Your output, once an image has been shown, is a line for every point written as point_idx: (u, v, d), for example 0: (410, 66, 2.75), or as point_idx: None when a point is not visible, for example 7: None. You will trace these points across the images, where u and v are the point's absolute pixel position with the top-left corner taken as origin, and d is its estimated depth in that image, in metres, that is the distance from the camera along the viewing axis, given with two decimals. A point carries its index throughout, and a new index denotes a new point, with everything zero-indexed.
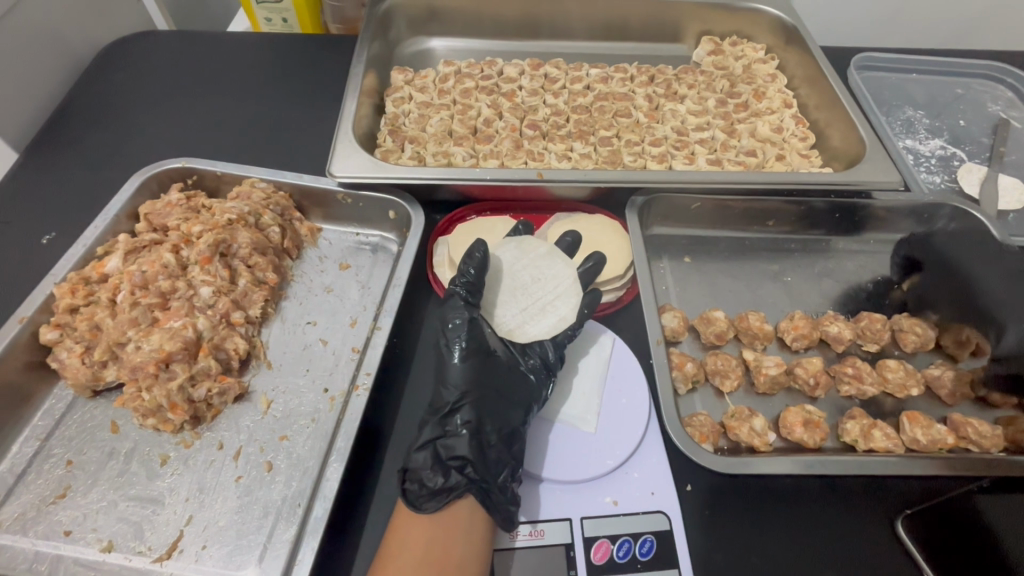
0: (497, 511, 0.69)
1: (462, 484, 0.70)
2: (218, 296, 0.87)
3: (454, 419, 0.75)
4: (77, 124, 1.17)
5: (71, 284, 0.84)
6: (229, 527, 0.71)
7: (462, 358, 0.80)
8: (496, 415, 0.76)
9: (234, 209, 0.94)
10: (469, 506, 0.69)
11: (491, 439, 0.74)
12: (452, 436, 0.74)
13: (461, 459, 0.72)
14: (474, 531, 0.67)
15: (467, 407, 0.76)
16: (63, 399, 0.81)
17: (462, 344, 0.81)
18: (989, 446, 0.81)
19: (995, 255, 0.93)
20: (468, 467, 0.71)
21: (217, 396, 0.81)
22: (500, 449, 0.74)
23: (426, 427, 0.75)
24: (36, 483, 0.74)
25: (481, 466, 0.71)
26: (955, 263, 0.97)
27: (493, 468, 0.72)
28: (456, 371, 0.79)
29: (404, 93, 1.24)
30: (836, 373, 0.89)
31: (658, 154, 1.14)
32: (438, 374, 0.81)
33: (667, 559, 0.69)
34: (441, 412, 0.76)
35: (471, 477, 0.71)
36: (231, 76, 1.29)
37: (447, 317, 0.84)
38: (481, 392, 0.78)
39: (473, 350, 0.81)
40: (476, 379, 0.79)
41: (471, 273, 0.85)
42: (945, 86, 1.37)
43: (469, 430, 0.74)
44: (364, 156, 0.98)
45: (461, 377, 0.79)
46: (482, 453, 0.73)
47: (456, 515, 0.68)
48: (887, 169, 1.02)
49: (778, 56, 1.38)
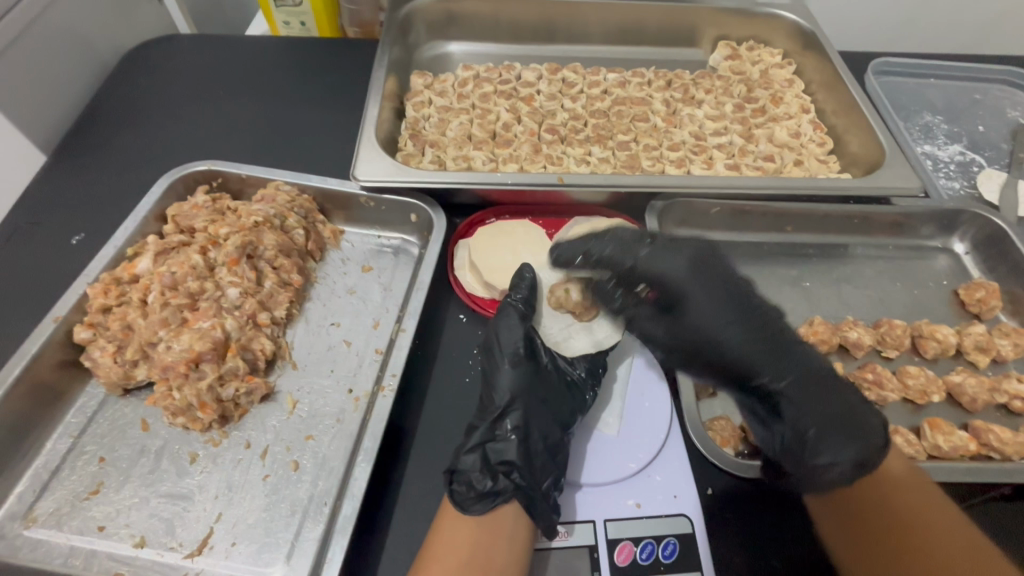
0: (541, 519, 0.69)
1: (509, 489, 0.71)
2: (245, 297, 0.89)
3: (504, 423, 0.76)
4: (105, 127, 1.19)
5: (104, 284, 0.86)
6: (258, 525, 0.72)
7: (511, 363, 0.81)
8: (543, 423, 0.77)
9: (260, 212, 0.96)
10: (514, 511, 0.70)
11: (537, 446, 0.74)
12: (502, 440, 0.74)
13: (508, 464, 0.72)
14: (516, 537, 0.68)
15: (516, 413, 0.76)
16: (94, 397, 0.83)
17: (514, 351, 0.81)
18: (1011, 454, 0.80)
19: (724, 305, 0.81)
20: (514, 472, 0.72)
21: (245, 396, 0.82)
22: (546, 457, 0.74)
23: (475, 430, 0.76)
24: (70, 479, 0.75)
25: (528, 473, 0.72)
26: (706, 312, 0.81)
27: (539, 475, 0.72)
28: (506, 376, 0.79)
29: (424, 97, 1.25)
30: (856, 378, 0.89)
31: (675, 159, 1.15)
32: (487, 378, 0.81)
33: (691, 563, 0.70)
34: (490, 416, 0.76)
35: (517, 483, 0.71)
36: (253, 79, 1.31)
37: (500, 323, 0.85)
38: (531, 399, 0.78)
39: (522, 357, 0.81)
40: (526, 387, 0.79)
41: (523, 293, 0.88)
42: (963, 92, 1.36)
43: (519, 437, 0.74)
44: (387, 161, 1.00)
45: (512, 382, 0.79)
46: (528, 460, 0.73)
47: (501, 519, 0.69)
48: (906, 176, 1.03)
49: (795, 60, 1.38)
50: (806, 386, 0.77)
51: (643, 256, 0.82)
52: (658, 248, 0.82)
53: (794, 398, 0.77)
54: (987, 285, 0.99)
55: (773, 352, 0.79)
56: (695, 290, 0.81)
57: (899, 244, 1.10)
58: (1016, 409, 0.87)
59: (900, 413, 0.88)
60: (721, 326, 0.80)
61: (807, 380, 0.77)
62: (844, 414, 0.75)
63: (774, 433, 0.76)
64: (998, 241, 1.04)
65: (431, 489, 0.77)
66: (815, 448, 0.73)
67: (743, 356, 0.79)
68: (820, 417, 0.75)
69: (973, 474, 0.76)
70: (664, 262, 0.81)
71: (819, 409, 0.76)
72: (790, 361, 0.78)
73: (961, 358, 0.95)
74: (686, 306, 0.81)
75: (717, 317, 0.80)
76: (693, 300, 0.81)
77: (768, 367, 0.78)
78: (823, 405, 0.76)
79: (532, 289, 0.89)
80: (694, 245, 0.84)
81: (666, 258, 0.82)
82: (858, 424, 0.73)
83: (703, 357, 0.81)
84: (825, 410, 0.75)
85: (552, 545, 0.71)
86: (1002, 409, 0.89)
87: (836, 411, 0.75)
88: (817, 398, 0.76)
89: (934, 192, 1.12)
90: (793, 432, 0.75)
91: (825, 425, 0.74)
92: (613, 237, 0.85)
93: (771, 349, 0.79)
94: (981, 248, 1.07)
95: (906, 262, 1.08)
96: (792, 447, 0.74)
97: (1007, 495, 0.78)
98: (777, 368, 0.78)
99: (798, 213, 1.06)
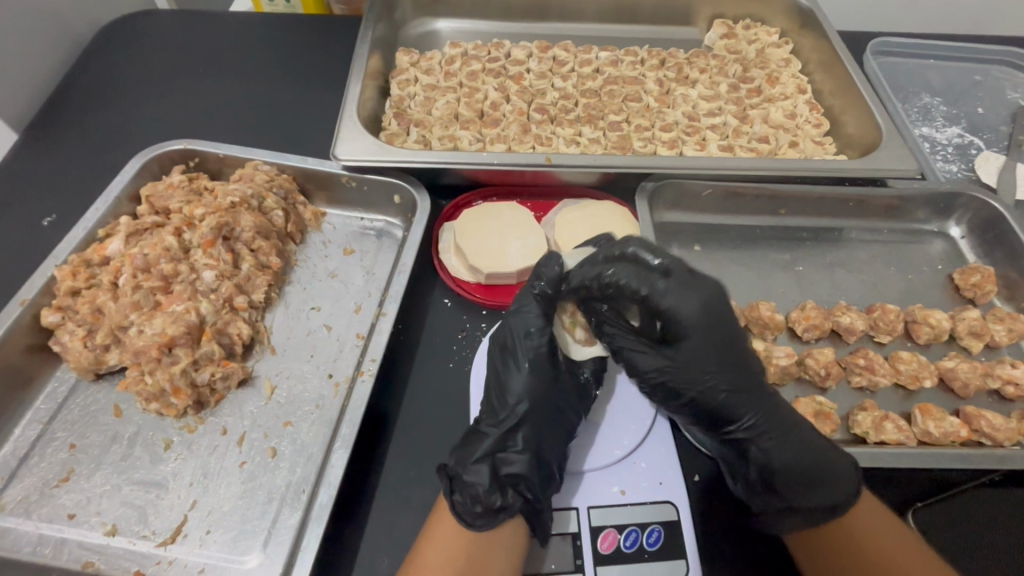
0: (540, 530, 0.68)
1: (516, 504, 0.68)
2: (221, 280, 0.86)
3: (519, 436, 0.73)
4: (79, 104, 1.15)
5: (72, 266, 0.83)
6: (234, 512, 0.71)
7: (530, 373, 0.77)
8: (555, 435, 0.73)
9: (236, 192, 0.92)
10: (514, 528, 0.68)
11: (547, 454, 0.71)
12: (513, 452, 0.72)
13: (516, 477, 0.69)
14: (518, 549, 0.66)
15: (530, 428, 0.73)
16: (65, 382, 0.81)
17: (532, 358, 0.78)
18: (1002, 439, 0.79)
19: (729, 357, 0.71)
20: (523, 485, 0.69)
21: (221, 381, 0.80)
22: (553, 468, 0.70)
23: (485, 439, 0.72)
24: (39, 467, 0.73)
25: (537, 485, 0.68)
26: (702, 360, 0.71)
27: (547, 486, 0.69)
28: (521, 384, 0.76)
29: (410, 75, 1.21)
30: (847, 364, 0.88)
31: (668, 140, 1.12)
32: (498, 383, 0.77)
33: (675, 550, 0.69)
34: (503, 425, 0.74)
35: (525, 496, 0.68)
36: (233, 56, 1.27)
37: (516, 321, 0.80)
38: (547, 409, 0.75)
39: (540, 363, 0.78)
40: (542, 395, 0.76)
41: (548, 285, 0.80)
42: (963, 73, 1.33)
43: (531, 449, 0.71)
44: (369, 139, 0.96)
45: (525, 392, 0.76)
46: (538, 473, 0.69)
47: (501, 534, 0.67)
48: (903, 157, 1.00)
49: (792, 40, 1.34)
50: (776, 430, 0.71)
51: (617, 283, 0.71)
52: (645, 290, 0.70)
53: (765, 446, 0.71)
54: (983, 269, 0.97)
55: (752, 396, 0.71)
56: (700, 339, 0.70)
57: (894, 227, 1.08)
58: (1009, 395, 0.86)
59: (891, 398, 0.87)
60: (713, 371, 0.71)
61: (781, 423, 0.71)
62: (813, 468, 0.68)
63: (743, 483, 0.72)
64: (995, 225, 1.02)
65: (412, 476, 0.75)
66: (768, 493, 0.70)
67: (716, 400, 0.72)
68: (786, 469, 0.70)
69: (964, 461, 0.75)
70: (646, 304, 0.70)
71: (787, 457, 0.70)
72: (767, 412, 0.71)
73: (954, 343, 0.94)
74: (685, 345, 0.71)
75: (710, 363, 0.71)
76: (692, 347, 0.71)
77: (741, 414, 0.71)
78: (791, 454, 0.70)
79: (562, 282, 0.80)
80: (711, 284, 0.70)
81: (680, 295, 0.69)
82: (818, 474, 0.68)
83: (693, 392, 0.73)
84: (797, 457, 0.70)
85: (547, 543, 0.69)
86: (995, 394, 0.88)
87: (808, 457, 0.69)
88: (787, 446, 0.70)
89: (930, 174, 1.09)
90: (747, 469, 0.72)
91: (792, 475, 0.70)
92: (622, 261, 0.72)
93: (750, 395, 0.71)
94: (977, 231, 1.05)
95: (900, 246, 1.06)
96: (747, 489, 0.71)
97: (997, 481, 0.77)
98: (750, 416, 0.71)
99: (791, 196, 1.04)
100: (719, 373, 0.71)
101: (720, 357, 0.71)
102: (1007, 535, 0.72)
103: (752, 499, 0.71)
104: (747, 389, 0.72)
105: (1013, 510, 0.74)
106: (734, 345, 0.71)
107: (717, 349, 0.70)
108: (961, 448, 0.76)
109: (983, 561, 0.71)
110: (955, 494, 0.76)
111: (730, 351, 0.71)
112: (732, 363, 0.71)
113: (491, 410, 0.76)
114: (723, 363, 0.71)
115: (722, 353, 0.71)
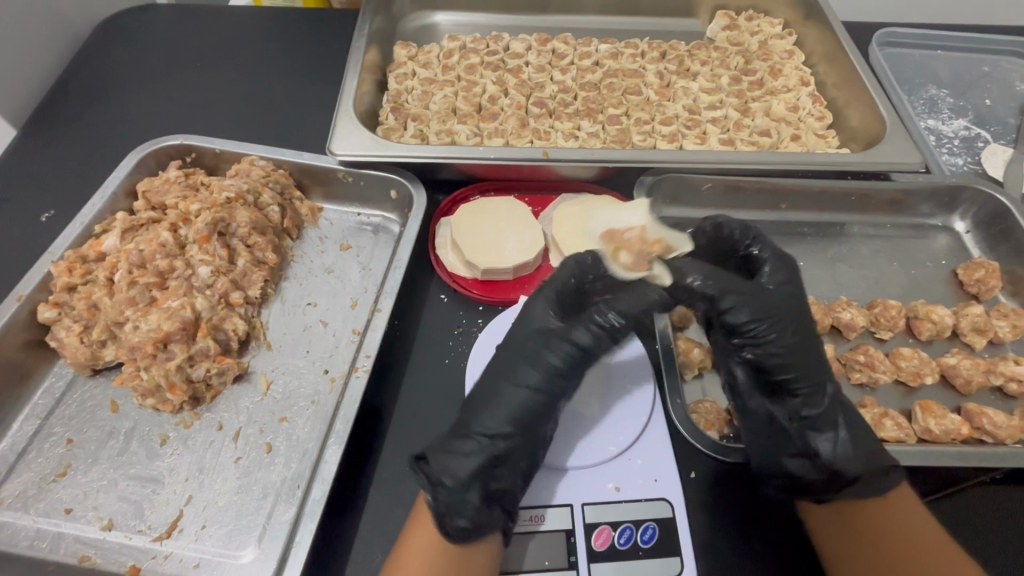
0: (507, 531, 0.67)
1: (498, 518, 0.66)
2: (217, 276, 0.86)
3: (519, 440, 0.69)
4: (77, 99, 1.15)
5: (68, 262, 0.84)
6: (229, 508, 0.71)
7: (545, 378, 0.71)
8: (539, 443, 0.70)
9: (232, 187, 0.92)
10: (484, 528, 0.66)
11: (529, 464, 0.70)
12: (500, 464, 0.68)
13: (500, 491, 0.67)
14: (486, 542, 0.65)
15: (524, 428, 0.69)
16: (62, 377, 0.81)
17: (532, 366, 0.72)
18: (1004, 437, 0.78)
19: (803, 327, 0.74)
20: (506, 498, 0.67)
21: (216, 376, 0.80)
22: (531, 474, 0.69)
23: (479, 435, 0.69)
24: (36, 461, 0.74)
25: (515, 497, 0.68)
26: (790, 320, 0.73)
27: (520, 494, 0.69)
28: (516, 390, 0.71)
29: (408, 69, 1.21)
30: (847, 360, 0.87)
31: (668, 134, 1.11)
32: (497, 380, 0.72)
33: (669, 547, 0.68)
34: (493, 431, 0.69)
35: (506, 509, 0.67)
36: (231, 50, 1.26)
37: (536, 312, 0.76)
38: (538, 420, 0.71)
39: (541, 373, 0.72)
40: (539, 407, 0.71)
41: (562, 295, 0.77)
42: (971, 63, 1.31)
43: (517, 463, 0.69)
44: (364, 134, 0.96)
45: (539, 392, 0.71)
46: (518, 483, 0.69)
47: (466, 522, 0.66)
48: (907, 151, 0.99)
49: (796, 31, 1.32)
50: (837, 407, 0.73)
51: (766, 257, 0.77)
52: (771, 260, 0.77)
53: (827, 418, 0.72)
54: (987, 265, 0.96)
55: (820, 366, 0.74)
56: (789, 300, 0.74)
57: (897, 222, 1.07)
58: (1011, 392, 0.85)
59: (891, 395, 0.86)
60: (799, 335, 0.73)
61: (841, 403, 0.73)
62: (864, 440, 0.71)
63: (800, 458, 0.71)
64: (1001, 219, 1.01)
65: (406, 471, 0.75)
66: (848, 452, 0.69)
67: (802, 353, 0.73)
68: (852, 428, 0.71)
69: (965, 459, 0.74)
70: (770, 275, 0.76)
71: (850, 416, 0.72)
72: (827, 390, 0.73)
73: (957, 339, 0.92)
74: (785, 304, 0.74)
75: (795, 330, 0.73)
76: (783, 308, 0.74)
77: (816, 370, 0.73)
78: (852, 415, 0.73)
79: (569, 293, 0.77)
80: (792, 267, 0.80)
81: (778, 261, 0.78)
82: (876, 452, 0.70)
83: (790, 341, 0.73)
84: (853, 429, 0.72)
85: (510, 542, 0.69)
86: (997, 391, 0.86)
87: (862, 437, 0.71)
88: (845, 417, 0.72)
89: (934, 168, 1.08)
90: (816, 425, 0.72)
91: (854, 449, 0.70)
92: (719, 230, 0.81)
93: (819, 370, 0.74)
94: (982, 226, 1.04)
95: (902, 240, 1.05)
96: (819, 446, 0.71)
97: (998, 479, 0.76)
98: (819, 384, 0.73)
99: (792, 190, 1.03)
100: (799, 340, 0.73)
101: (799, 323, 0.74)
102: (1006, 533, 0.71)
103: (832, 460, 0.69)
104: (814, 360, 0.74)
105: (1015, 508, 0.73)
106: (801, 316, 0.75)
107: (801, 312, 0.74)
108: (961, 447, 0.75)
109: (983, 559, 0.70)
110: (955, 491, 0.75)
111: (799, 322, 0.74)
112: (805, 333, 0.74)
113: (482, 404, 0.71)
114: (802, 326, 0.74)
115: (802, 318, 0.75)
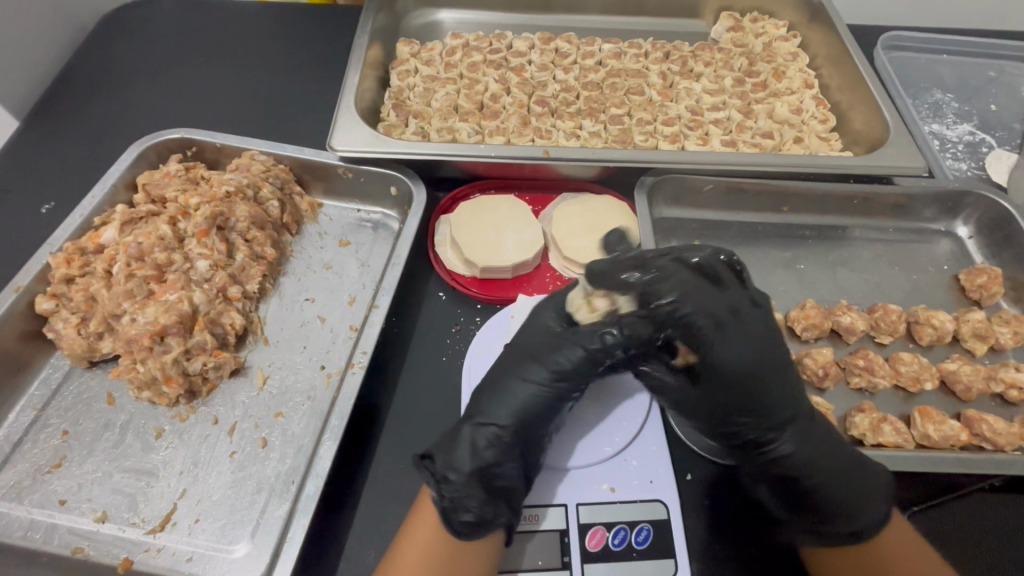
0: (454, 509, 0.64)
1: (439, 485, 0.65)
2: (215, 270, 0.86)
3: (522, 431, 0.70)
4: (79, 92, 1.15)
5: (67, 254, 0.84)
6: (222, 502, 0.71)
7: (551, 376, 0.73)
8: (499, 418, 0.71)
9: (232, 182, 0.92)
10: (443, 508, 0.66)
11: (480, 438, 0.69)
12: (464, 434, 0.70)
13: (451, 456, 0.67)
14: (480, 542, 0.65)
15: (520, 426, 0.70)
16: (59, 369, 0.81)
17: (511, 361, 0.76)
18: (1003, 444, 0.77)
19: (761, 373, 0.67)
20: (454, 464, 0.67)
21: (213, 370, 0.80)
22: (482, 449, 0.68)
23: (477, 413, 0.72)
24: (32, 452, 0.74)
25: (460, 469, 0.66)
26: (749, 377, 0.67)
27: (461, 463, 0.67)
28: (497, 381, 0.75)
29: (410, 66, 1.20)
30: (846, 364, 0.86)
31: (670, 135, 1.11)
32: (504, 379, 0.75)
33: (665, 550, 0.68)
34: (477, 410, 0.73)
35: (448, 480, 0.66)
36: (233, 45, 1.26)
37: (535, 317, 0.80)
38: (501, 404, 0.72)
39: (516, 363, 0.75)
40: (504, 395, 0.73)
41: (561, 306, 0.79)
42: (978, 68, 1.30)
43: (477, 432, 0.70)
44: (365, 130, 0.96)
45: (538, 388, 0.73)
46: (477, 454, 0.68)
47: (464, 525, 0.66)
48: (911, 154, 0.98)
49: (800, 33, 1.31)
50: (810, 453, 0.68)
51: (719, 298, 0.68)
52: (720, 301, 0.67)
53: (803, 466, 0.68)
54: (989, 271, 0.95)
55: (787, 415, 0.68)
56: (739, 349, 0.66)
57: (899, 226, 1.06)
58: (1012, 399, 0.84)
59: (890, 400, 0.85)
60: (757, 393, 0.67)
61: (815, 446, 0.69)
62: (848, 483, 0.68)
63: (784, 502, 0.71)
64: (1003, 225, 1.00)
65: (400, 468, 0.75)
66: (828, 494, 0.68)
67: (758, 391, 0.67)
68: (811, 448, 0.68)
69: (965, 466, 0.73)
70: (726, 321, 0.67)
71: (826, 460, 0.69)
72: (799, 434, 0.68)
73: (957, 344, 0.92)
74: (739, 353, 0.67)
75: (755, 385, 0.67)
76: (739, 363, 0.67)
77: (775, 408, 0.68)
78: (826, 454, 0.69)
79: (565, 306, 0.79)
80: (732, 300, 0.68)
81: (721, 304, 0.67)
82: (857, 489, 0.67)
83: (752, 399, 0.67)
84: (832, 471, 0.68)
85: (461, 536, 0.63)
86: (998, 398, 0.86)
87: (843, 480, 0.68)
88: (823, 462, 0.68)
89: (937, 172, 1.07)
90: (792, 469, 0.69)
91: (829, 492, 0.68)
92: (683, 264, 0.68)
93: (785, 416, 0.68)
94: (985, 232, 1.03)
95: (904, 245, 1.04)
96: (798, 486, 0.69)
97: (997, 486, 0.75)
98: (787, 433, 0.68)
99: (795, 192, 1.02)
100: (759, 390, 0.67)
101: (760, 373, 0.67)
102: (1005, 541, 0.71)
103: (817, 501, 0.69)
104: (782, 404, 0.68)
105: (1014, 516, 0.73)
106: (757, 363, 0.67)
107: (757, 363, 0.67)
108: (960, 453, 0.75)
109: (981, 569, 0.69)
110: (952, 498, 0.74)
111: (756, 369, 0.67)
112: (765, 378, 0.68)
113: (478, 404, 0.73)
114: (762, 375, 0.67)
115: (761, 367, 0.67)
